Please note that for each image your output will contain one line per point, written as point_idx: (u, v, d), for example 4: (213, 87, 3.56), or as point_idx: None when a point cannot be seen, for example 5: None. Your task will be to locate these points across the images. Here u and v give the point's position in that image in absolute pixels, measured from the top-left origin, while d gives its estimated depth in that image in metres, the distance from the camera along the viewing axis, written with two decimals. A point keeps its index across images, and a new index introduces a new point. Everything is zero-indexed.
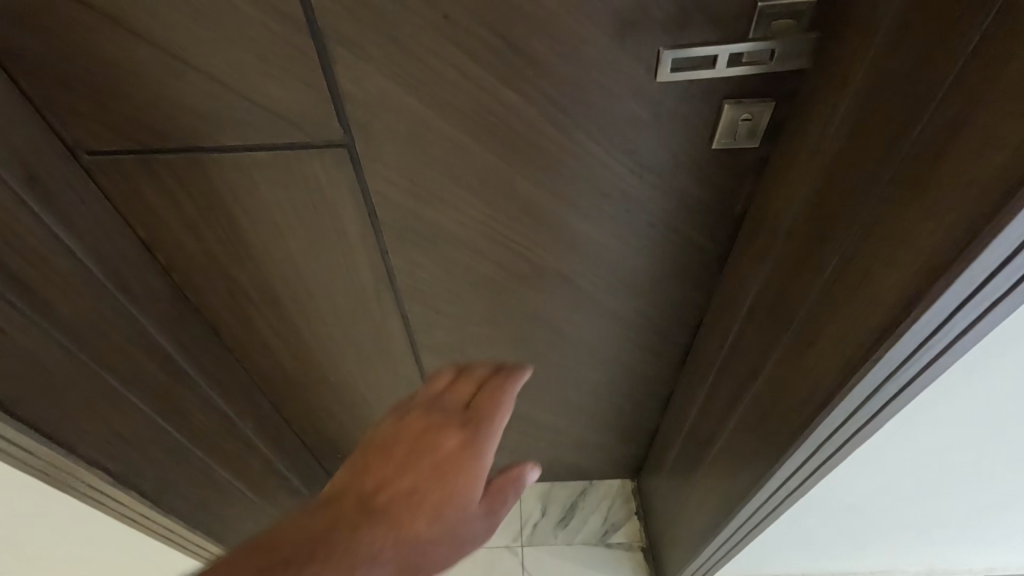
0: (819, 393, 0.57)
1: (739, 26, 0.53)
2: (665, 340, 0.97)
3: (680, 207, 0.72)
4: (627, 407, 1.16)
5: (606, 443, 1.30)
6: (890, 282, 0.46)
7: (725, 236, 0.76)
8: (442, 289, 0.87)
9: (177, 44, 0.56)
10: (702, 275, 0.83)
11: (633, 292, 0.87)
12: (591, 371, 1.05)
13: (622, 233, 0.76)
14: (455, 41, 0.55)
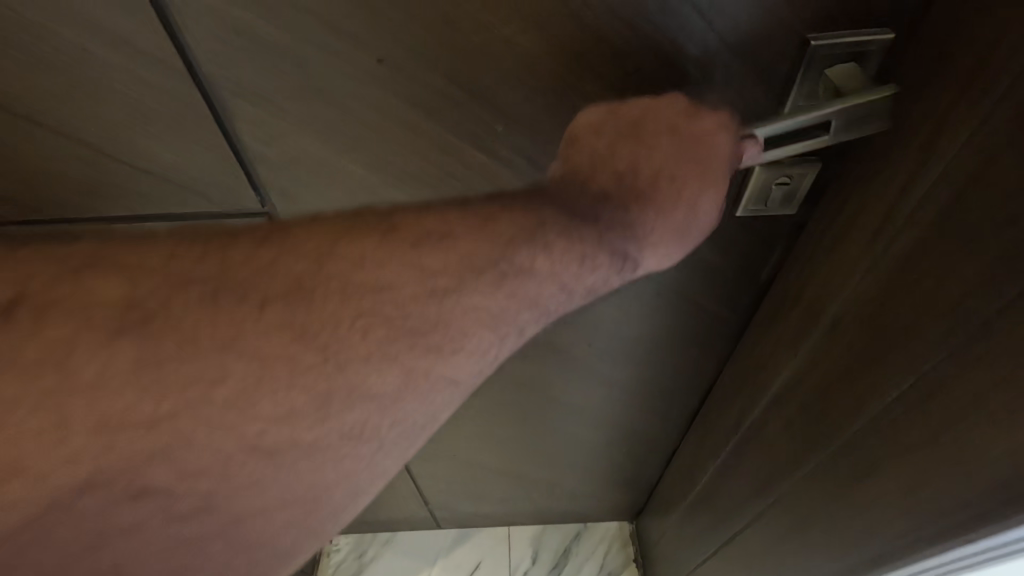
0: (881, 539, 0.44)
1: (778, 74, 0.39)
2: (672, 402, 0.84)
3: (691, 275, 0.59)
4: (627, 461, 1.04)
5: (605, 491, 1.18)
6: (1009, 443, 0.32)
7: (746, 305, 0.63)
8: None
9: (21, 99, 0.41)
10: (717, 343, 0.70)
11: (635, 358, 0.73)
12: (587, 431, 0.92)
13: (623, 297, 0.63)
14: (400, 93, 0.41)
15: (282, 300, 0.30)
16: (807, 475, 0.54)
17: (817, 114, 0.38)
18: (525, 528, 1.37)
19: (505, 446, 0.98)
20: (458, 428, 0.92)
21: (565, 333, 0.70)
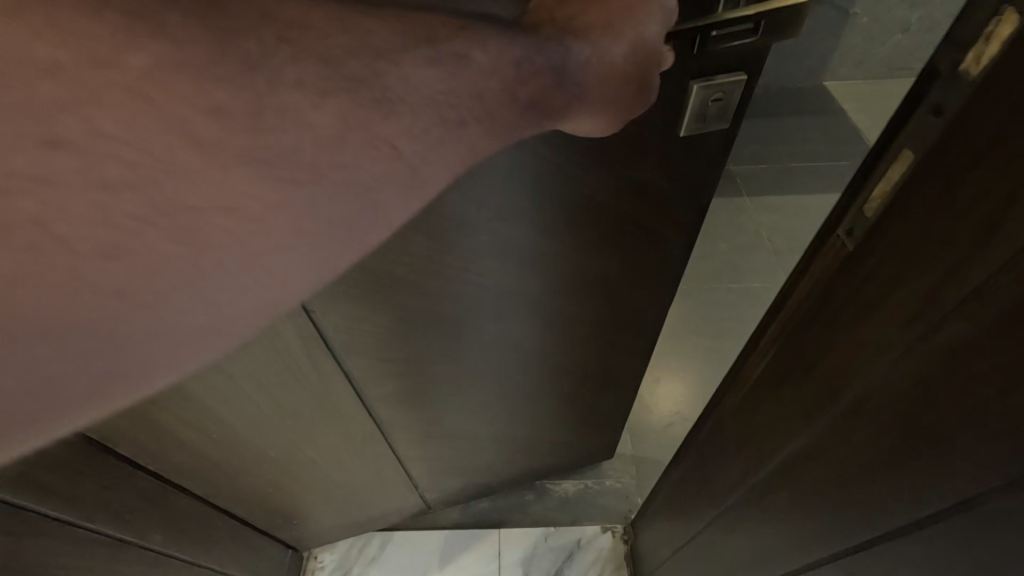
0: None
1: None
2: (642, 318, 0.77)
3: (646, 198, 0.58)
4: (607, 403, 0.96)
5: (590, 442, 1.08)
6: None
7: (710, 172, 0.57)
8: (378, 339, 0.64)
9: None
10: (678, 228, 0.64)
11: (608, 259, 0.65)
12: (565, 369, 0.82)
13: (599, 175, 0.53)
14: None
15: (297, 26, 0.24)
16: (800, 543, 0.49)
17: (747, 22, 0.43)
18: (516, 539, 1.14)
19: (492, 420, 0.90)
20: (446, 405, 0.81)
21: (545, 238, 0.59)
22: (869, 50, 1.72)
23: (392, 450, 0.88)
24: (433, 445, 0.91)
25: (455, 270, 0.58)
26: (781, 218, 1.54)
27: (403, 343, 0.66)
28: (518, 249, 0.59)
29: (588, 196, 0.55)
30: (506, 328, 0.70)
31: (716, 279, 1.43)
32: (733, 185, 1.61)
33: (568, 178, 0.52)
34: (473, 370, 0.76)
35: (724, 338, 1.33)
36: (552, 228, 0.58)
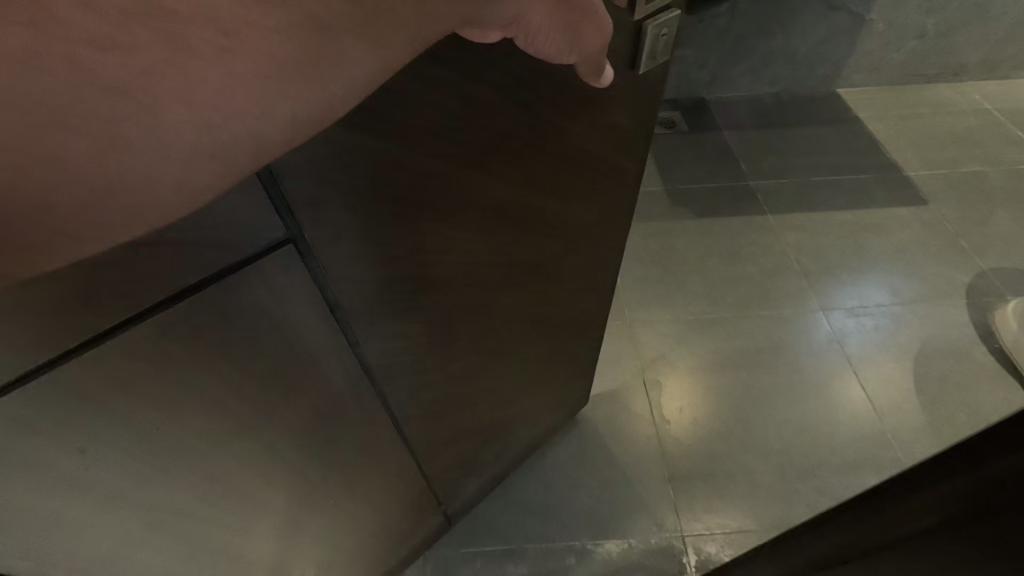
0: None
1: None
2: (606, 261, 0.81)
3: (617, 143, 0.65)
4: (582, 355, 0.99)
5: (572, 396, 1.10)
6: None
7: (648, 111, 0.64)
8: (412, 355, 0.65)
9: None
10: (628, 168, 0.69)
11: (578, 207, 0.68)
12: (550, 327, 0.85)
13: (566, 122, 0.57)
14: None
15: None
16: None
17: None
18: None
19: (511, 400, 0.93)
20: (474, 400, 0.83)
21: (531, 190, 0.61)
22: (885, 55, 1.93)
23: (427, 476, 0.88)
24: (451, 449, 0.88)
25: (460, 246, 0.59)
26: (808, 237, 1.54)
27: (425, 339, 0.65)
28: (511, 208, 0.61)
29: (558, 143, 0.59)
30: (504, 297, 0.71)
31: (748, 305, 1.38)
32: (757, 203, 1.63)
33: (542, 125, 0.56)
34: (488, 352, 0.77)
35: (757, 371, 1.26)
36: (535, 180, 0.60)
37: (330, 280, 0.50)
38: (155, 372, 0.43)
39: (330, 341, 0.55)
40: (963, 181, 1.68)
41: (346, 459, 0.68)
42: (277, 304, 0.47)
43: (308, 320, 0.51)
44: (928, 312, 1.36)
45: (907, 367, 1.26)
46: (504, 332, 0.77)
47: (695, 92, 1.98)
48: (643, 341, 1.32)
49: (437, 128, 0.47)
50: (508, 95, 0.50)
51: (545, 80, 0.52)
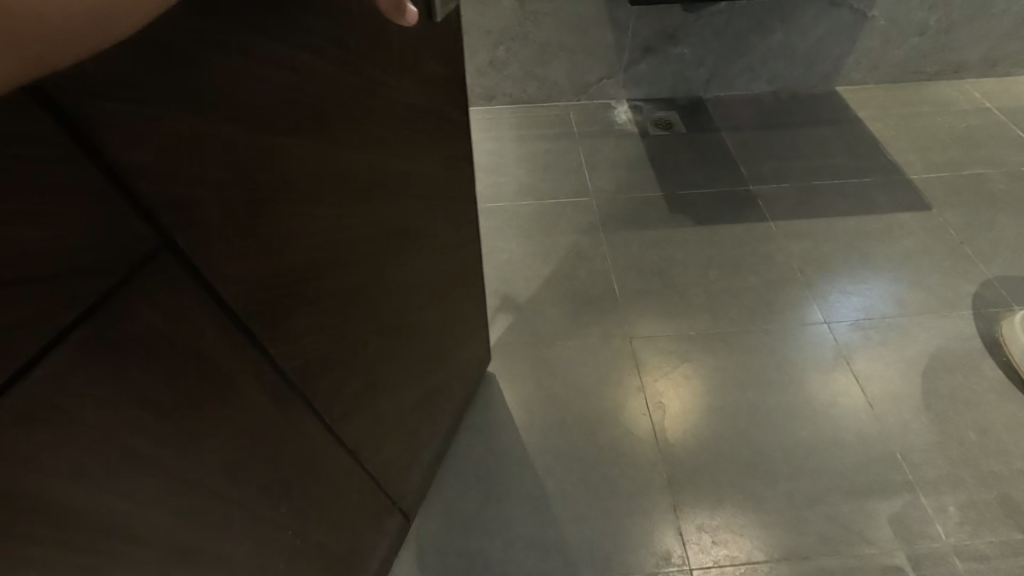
0: None
1: None
2: (457, 209, 0.82)
3: (433, 90, 0.65)
4: (466, 310, 1.00)
5: (476, 355, 1.14)
6: None
7: (447, 54, 0.65)
8: (321, 350, 0.60)
9: None
10: (449, 112, 0.70)
11: (421, 162, 0.67)
12: (435, 289, 0.84)
13: (387, 82, 0.56)
14: None
15: None
16: None
17: None
18: None
19: (422, 375, 0.91)
20: (392, 383, 0.80)
21: (380, 154, 0.59)
22: (885, 53, 1.88)
23: (372, 475, 0.84)
24: (387, 441, 0.85)
25: (335, 226, 0.55)
26: (811, 245, 1.50)
27: (330, 331, 0.61)
28: (369, 176, 0.58)
29: (387, 104, 0.57)
30: (387, 271, 0.68)
31: (750, 319, 1.34)
32: (758, 209, 1.59)
33: (368, 86, 0.53)
34: (388, 329, 0.74)
35: (763, 390, 1.22)
36: (381, 144, 0.58)
37: (218, 282, 0.44)
38: (56, 437, 0.35)
39: (235, 353, 0.48)
40: (965, 184, 1.65)
41: (287, 478, 0.62)
42: (172, 321, 0.41)
43: (207, 332, 0.44)
44: (937, 325, 1.32)
45: (914, 383, 1.23)
46: (398, 307, 0.74)
47: (693, 91, 1.93)
48: (643, 358, 1.27)
49: (274, 102, 0.43)
50: (330, 58, 0.47)
51: (358, 38, 0.50)
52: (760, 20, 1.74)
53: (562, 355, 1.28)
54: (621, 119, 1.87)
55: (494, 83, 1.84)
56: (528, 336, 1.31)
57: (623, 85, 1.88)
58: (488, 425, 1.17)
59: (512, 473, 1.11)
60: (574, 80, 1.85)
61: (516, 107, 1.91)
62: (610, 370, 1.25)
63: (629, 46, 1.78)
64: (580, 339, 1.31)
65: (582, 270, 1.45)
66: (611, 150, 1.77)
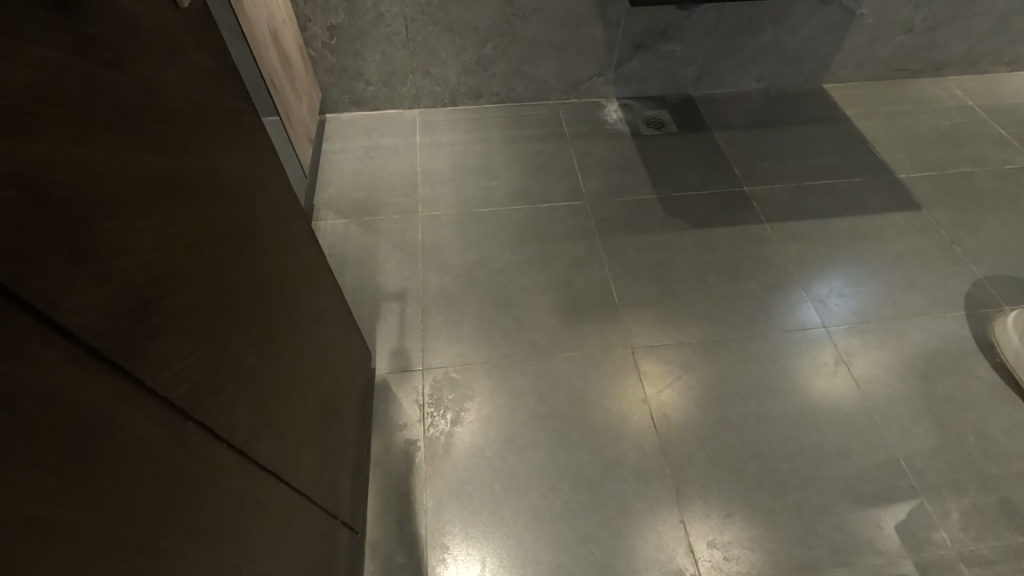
0: None
1: None
2: (289, 201, 0.70)
3: (218, 88, 0.53)
4: (331, 307, 0.89)
5: (354, 351, 1.06)
6: None
7: (209, 35, 0.52)
8: (213, 379, 0.49)
9: None
10: (241, 96, 0.57)
11: (237, 159, 0.55)
12: (296, 291, 0.72)
13: (163, 79, 0.44)
14: None
15: None
16: None
17: None
18: None
19: (316, 384, 0.80)
20: (292, 399, 0.69)
21: (189, 153, 0.47)
22: (872, 51, 1.89)
23: (314, 495, 0.75)
24: (312, 455, 0.75)
25: (173, 241, 0.44)
26: (806, 247, 1.50)
27: (213, 355, 0.49)
28: (185, 180, 0.46)
29: (169, 99, 0.45)
30: (247, 282, 0.57)
31: (752, 325, 1.33)
32: (753, 211, 1.57)
33: (136, 82, 0.41)
34: (270, 343, 0.62)
35: (767, 399, 1.21)
36: (183, 142, 0.46)
37: (65, 319, 0.33)
38: None
39: (118, 396, 0.37)
40: (952, 182, 1.66)
41: (239, 522, 0.52)
42: (29, 368, 0.30)
43: (79, 375, 0.34)
44: (933, 326, 1.33)
45: (915, 387, 1.23)
46: (271, 321, 0.63)
47: (683, 89, 1.91)
48: (645, 370, 1.25)
49: (30, 106, 0.31)
50: (69, 48, 0.35)
51: (97, 24, 0.37)
52: (751, 17, 1.72)
53: (564, 366, 1.25)
54: (611, 118, 1.83)
55: (480, 81, 1.78)
56: (527, 347, 1.28)
57: (612, 83, 1.85)
58: (488, 440, 1.14)
59: (519, 493, 1.08)
60: (563, 78, 1.81)
61: (504, 106, 1.86)
62: (613, 381, 1.23)
63: (619, 44, 1.74)
64: (582, 349, 1.28)
65: (579, 278, 1.41)
66: (601, 151, 1.73)
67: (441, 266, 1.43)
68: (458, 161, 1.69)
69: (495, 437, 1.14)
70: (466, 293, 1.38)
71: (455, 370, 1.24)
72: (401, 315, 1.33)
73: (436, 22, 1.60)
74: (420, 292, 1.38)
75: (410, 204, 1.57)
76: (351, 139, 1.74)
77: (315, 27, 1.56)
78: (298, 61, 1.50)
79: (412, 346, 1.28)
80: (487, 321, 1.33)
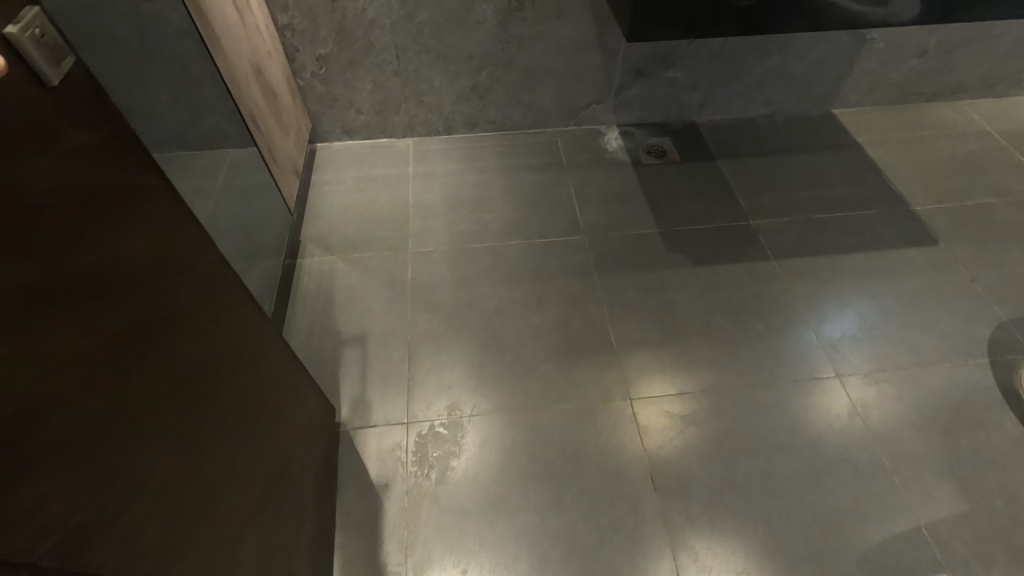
0: None
1: None
2: (214, 273, 0.65)
3: (106, 173, 0.47)
4: (275, 375, 0.83)
5: (314, 410, 1.00)
6: None
7: (95, 108, 0.46)
8: (97, 505, 0.43)
9: None
10: (141, 170, 0.52)
11: (133, 244, 0.50)
12: (227, 369, 0.67)
13: (19, 178, 0.38)
14: None
15: None
16: None
17: None
18: None
19: (259, 465, 0.73)
20: (223, 492, 0.63)
21: (62, 255, 0.41)
22: (884, 75, 1.81)
23: None
24: (251, 548, 0.69)
25: (31, 364, 0.38)
26: (816, 285, 1.42)
27: (106, 477, 0.44)
28: (56, 288, 0.41)
29: (27, 198, 0.39)
30: (154, 378, 0.52)
31: (759, 373, 1.25)
32: (760, 246, 1.50)
33: None
34: (187, 439, 0.56)
35: (775, 457, 1.12)
36: (53, 248, 0.41)
37: None
38: None
39: None
40: (970, 215, 1.58)
41: None
42: None
43: None
44: (954, 374, 1.24)
45: (936, 443, 1.14)
46: (190, 413, 0.57)
47: (686, 115, 1.85)
48: (645, 422, 1.17)
49: None
50: None
51: None
52: (756, 43, 1.65)
53: (557, 420, 1.17)
54: (611, 146, 1.77)
55: (476, 109, 1.72)
56: (520, 396, 1.20)
57: (612, 110, 1.79)
58: (474, 502, 1.06)
59: (507, 564, 1.00)
60: (561, 105, 1.75)
61: (502, 133, 1.80)
62: (610, 436, 1.15)
63: (619, 71, 1.68)
64: (577, 400, 1.20)
65: (576, 318, 1.34)
66: (601, 181, 1.66)
67: (431, 305, 1.36)
68: (451, 193, 1.62)
69: (469, 496, 1.07)
70: (456, 335, 1.31)
71: (442, 425, 1.16)
72: (387, 361, 1.26)
73: (428, 50, 1.54)
74: (408, 335, 1.31)
75: (400, 239, 1.51)
76: (342, 169, 1.69)
77: (303, 57, 1.51)
78: (286, 94, 1.46)
79: (398, 394, 1.21)
80: (477, 367, 1.25)
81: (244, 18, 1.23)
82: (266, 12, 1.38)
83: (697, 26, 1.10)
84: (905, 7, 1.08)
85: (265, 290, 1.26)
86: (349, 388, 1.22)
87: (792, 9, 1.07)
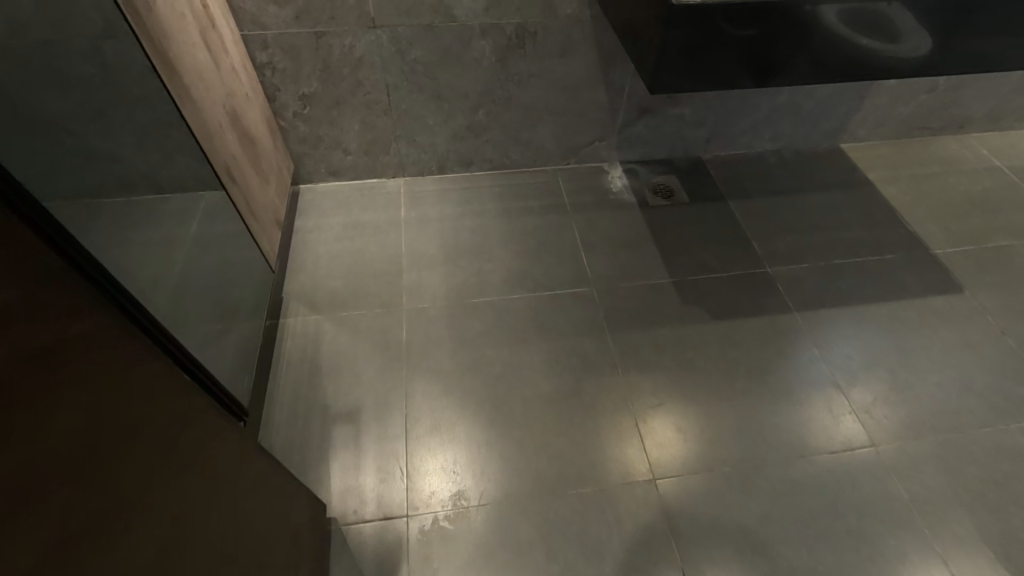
0: None
1: None
2: (174, 410, 0.53)
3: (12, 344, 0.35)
4: (252, 500, 0.70)
5: (302, 517, 0.87)
6: None
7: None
8: None
9: None
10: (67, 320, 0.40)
11: (62, 420, 0.39)
12: (196, 524, 0.56)
13: None
14: None
15: None
16: None
17: None
18: None
19: None
20: None
21: None
22: (892, 110, 1.76)
23: None
24: None
25: None
26: (842, 340, 1.33)
27: None
28: None
29: None
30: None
31: (791, 444, 1.15)
32: (779, 297, 1.41)
33: None
34: None
35: (817, 546, 1.02)
36: None
37: None
38: None
39: None
40: (992, 258, 1.51)
41: None
42: None
43: None
44: (996, 442, 1.16)
45: (988, 523, 1.05)
46: None
47: (692, 151, 1.76)
48: (673, 508, 1.06)
49: None
50: None
51: None
52: None
53: (576, 508, 1.05)
54: (615, 186, 1.67)
55: (471, 148, 1.61)
56: (533, 479, 1.08)
57: (616, 147, 1.69)
58: None
59: None
60: (562, 143, 1.64)
61: (499, 173, 1.69)
62: (634, 526, 1.03)
63: (623, 108, 1.58)
64: (596, 484, 1.08)
65: (590, 383, 1.23)
66: (607, 225, 1.56)
67: (430, 371, 1.24)
68: (448, 239, 1.50)
69: None
70: (459, 406, 1.18)
71: (447, 518, 1.03)
72: (383, 440, 1.13)
73: (421, 88, 1.43)
74: (406, 407, 1.18)
75: (394, 294, 1.38)
76: (328, 215, 1.56)
77: (284, 96, 1.39)
78: (266, 139, 1.33)
79: (397, 480, 1.08)
80: (484, 444, 1.13)
81: (218, 63, 1.10)
82: (243, 50, 1.25)
83: (706, 78, 1.00)
84: (915, 44, 0.99)
85: (243, 363, 1.12)
86: (341, 474, 1.08)
87: (797, 45, 0.96)
